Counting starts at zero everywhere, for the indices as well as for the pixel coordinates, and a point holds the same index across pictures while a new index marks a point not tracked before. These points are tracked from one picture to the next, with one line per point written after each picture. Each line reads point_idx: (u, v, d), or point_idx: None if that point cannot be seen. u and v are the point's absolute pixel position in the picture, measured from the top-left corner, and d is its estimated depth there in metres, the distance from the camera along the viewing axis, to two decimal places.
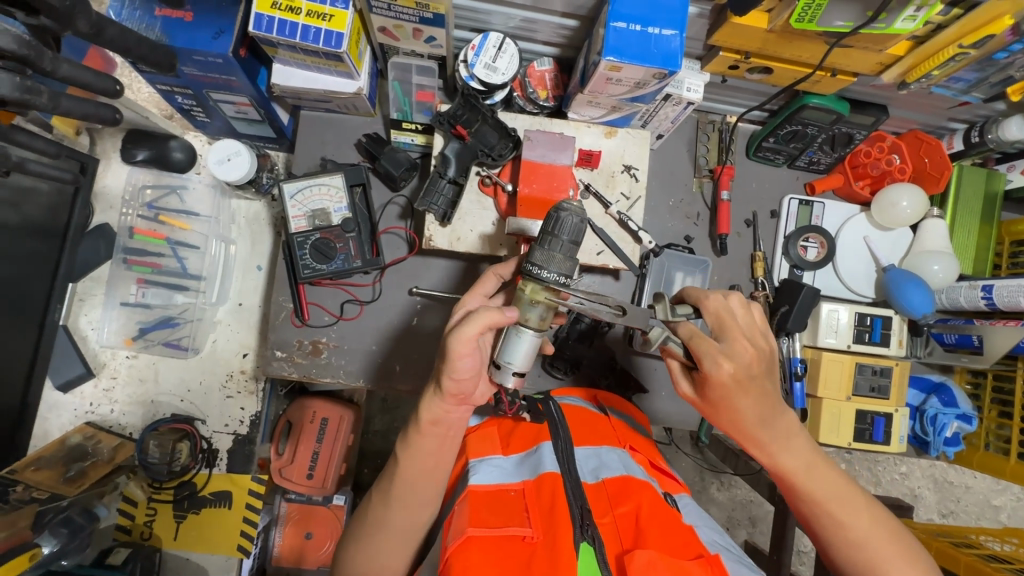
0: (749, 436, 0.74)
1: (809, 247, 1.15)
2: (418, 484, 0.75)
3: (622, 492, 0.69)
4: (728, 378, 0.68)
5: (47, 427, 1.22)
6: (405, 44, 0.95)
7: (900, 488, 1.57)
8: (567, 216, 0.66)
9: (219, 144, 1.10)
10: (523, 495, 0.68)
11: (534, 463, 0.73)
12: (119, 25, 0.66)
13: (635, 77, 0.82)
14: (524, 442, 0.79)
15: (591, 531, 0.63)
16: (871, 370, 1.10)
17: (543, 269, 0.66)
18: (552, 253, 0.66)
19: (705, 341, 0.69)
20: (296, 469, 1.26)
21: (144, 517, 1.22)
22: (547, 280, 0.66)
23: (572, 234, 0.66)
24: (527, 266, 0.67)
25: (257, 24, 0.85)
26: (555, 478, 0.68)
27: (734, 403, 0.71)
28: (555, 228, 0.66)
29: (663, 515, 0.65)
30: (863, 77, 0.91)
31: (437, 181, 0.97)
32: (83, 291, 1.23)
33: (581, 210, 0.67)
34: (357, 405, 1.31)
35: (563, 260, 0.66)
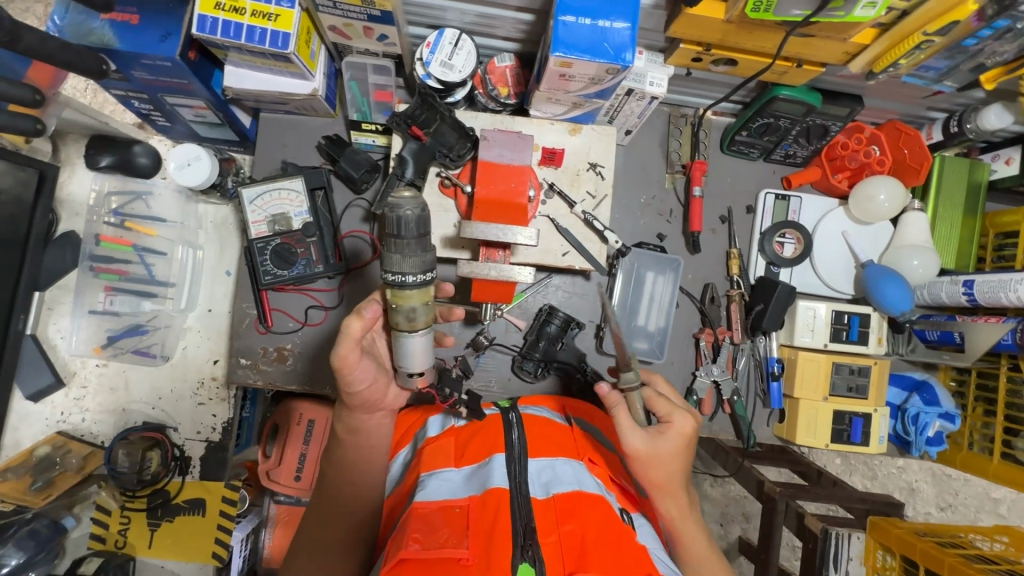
0: (666, 497, 0.73)
1: (785, 243, 1.12)
2: (349, 486, 0.78)
3: (571, 509, 0.66)
4: (683, 433, 0.73)
5: (18, 437, 1.20)
6: (359, 43, 0.92)
7: (895, 483, 1.55)
8: (400, 210, 0.58)
9: (178, 148, 1.09)
10: (468, 512, 0.66)
11: (483, 476, 0.71)
12: (38, 32, 0.63)
13: (588, 73, 0.78)
14: (478, 453, 0.76)
15: (531, 553, 0.62)
16: (849, 370, 1.07)
17: (409, 274, 0.61)
18: (400, 257, 0.60)
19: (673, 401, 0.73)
20: (283, 471, 1.25)
21: (118, 525, 1.21)
22: (416, 282, 0.62)
23: (414, 230, 0.59)
24: (387, 277, 0.62)
25: (200, 26, 0.83)
26: (502, 494, 0.67)
27: (671, 467, 0.71)
28: (397, 232, 0.58)
29: (610, 532, 0.64)
30: (831, 68, 0.87)
31: (396, 183, 0.94)
32: (52, 300, 1.22)
33: (416, 197, 0.58)
34: (339, 407, 1.29)
35: (413, 260, 0.61)
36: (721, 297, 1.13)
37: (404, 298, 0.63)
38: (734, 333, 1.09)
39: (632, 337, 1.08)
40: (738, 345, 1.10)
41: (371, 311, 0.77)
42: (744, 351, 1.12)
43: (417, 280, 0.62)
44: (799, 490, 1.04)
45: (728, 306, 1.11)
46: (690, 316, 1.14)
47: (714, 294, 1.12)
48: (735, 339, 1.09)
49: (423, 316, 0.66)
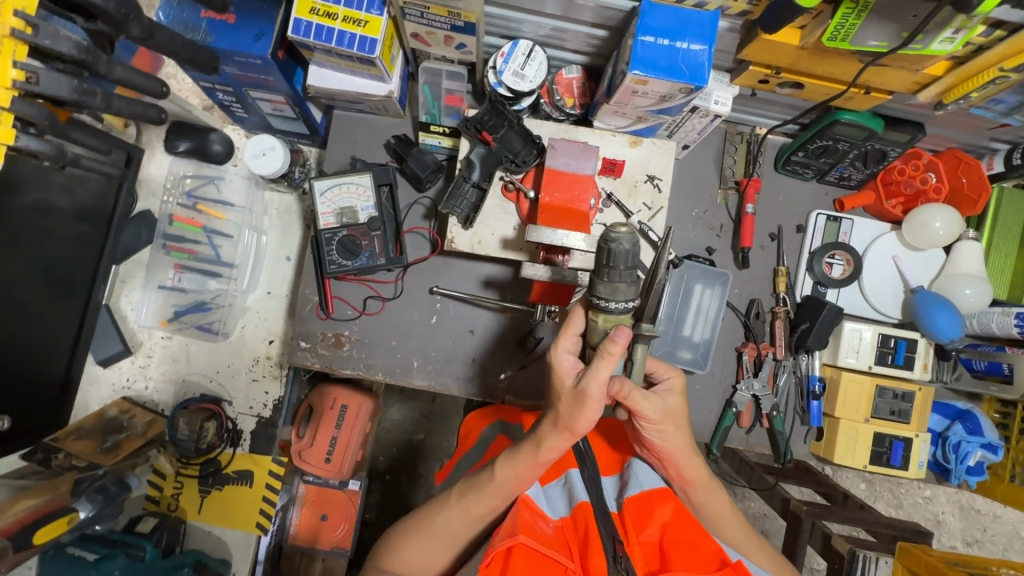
0: (679, 468, 0.78)
1: (834, 264, 1.13)
2: (490, 499, 0.74)
3: (645, 513, 0.71)
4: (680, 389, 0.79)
5: (86, 399, 1.29)
6: (437, 50, 0.97)
7: (923, 513, 1.55)
8: (618, 244, 0.64)
9: (254, 139, 1.15)
10: (561, 529, 0.71)
11: (569, 493, 0.75)
12: (167, 30, 0.69)
13: (661, 91, 0.82)
14: (553, 469, 0.82)
15: (624, 563, 0.66)
16: (892, 394, 1.08)
17: (618, 301, 0.67)
18: (614, 286, 0.66)
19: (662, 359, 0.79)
20: (314, 453, 1.29)
21: (171, 489, 1.28)
22: (621, 307, 0.68)
23: (626, 262, 0.65)
24: (594, 301, 0.69)
25: (295, 28, 0.89)
26: (587, 508, 0.70)
27: (678, 434, 0.76)
28: (609, 261, 0.65)
29: (688, 528, 0.69)
30: (898, 96, 0.88)
31: (461, 185, 0.99)
32: (125, 273, 1.30)
33: (632, 232, 0.64)
34: (372, 395, 1.34)
35: (627, 289, 0.66)
36: (766, 313, 1.15)
37: (611, 321, 0.69)
38: (778, 350, 1.11)
39: (676, 346, 1.11)
40: (781, 362, 1.12)
41: (568, 349, 0.73)
42: (786, 369, 1.13)
43: (623, 307, 0.67)
44: (823, 511, 1.14)
45: (773, 323, 1.13)
46: (734, 329, 1.16)
47: (759, 310, 1.14)
48: (778, 355, 1.11)
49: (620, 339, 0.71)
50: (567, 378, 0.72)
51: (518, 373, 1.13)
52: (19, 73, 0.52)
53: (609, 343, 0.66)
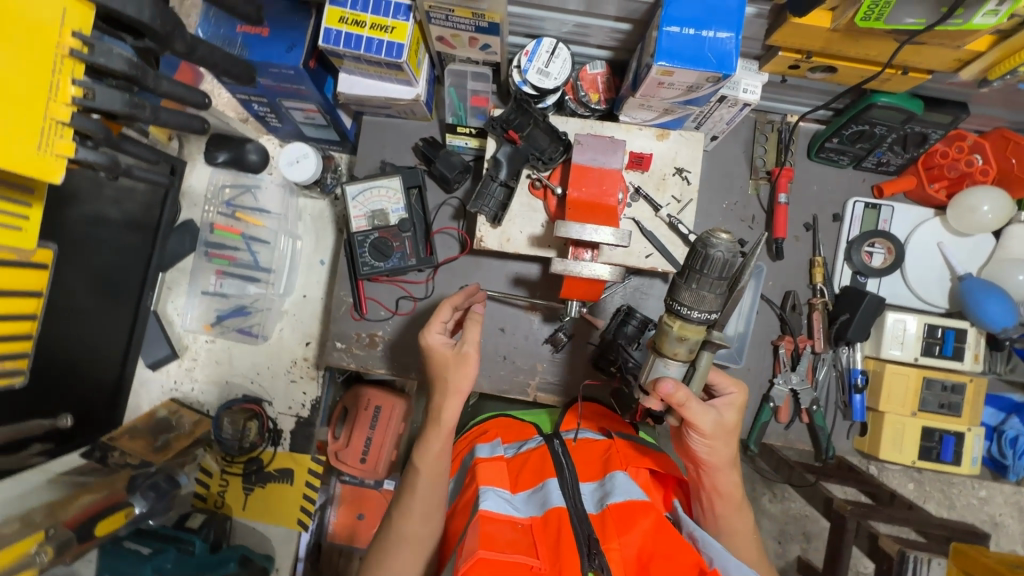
0: (715, 479, 0.82)
1: (874, 252, 1.10)
2: (428, 498, 0.83)
3: (627, 520, 0.73)
4: (740, 406, 0.83)
5: (138, 401, 1.35)
6: (461, 52, 0.99)
7: (980, 515, 1.48)
8: (716, 251, 0.67)
9: (289, 147, 1.19)
10: (531, 529, 0.73)
11: (542, 497, 0.78)
12: (210, 46, 0.72)
13: (688, 81, 0.81)
14: (531, 479, 0.84)
15: (598, 560, 0.69)
16: (941, 387, 1.04)
17: (699, 311, 0.70)
18: (701, 294, 0.69)
19: (727, 374, 0.84)
20: (350, 453, 1.29)
21: (217, 487, 1.33)
22: (700, 318, 0.71)
23: (720, 273, 0.68)
24: (675, 305, 0.72)
25: (325, 38, 0.92)
26: (561, 512, 0.73)
27: (725, 449, 0.80)
28: (702, 266, 0.68)
29: (666, 537, 0.71)
30: (939, 75, 0.85)
31: (489, 184, 1.00)
32: (171, 281, 1.36)
33: (731, 242, 0.67)
34: (406, 396, 1.29)
35: (713, 299, 0.69)
36: (803, 305, 1.12)
37: (686, 330, 0.72)
38: (816, 342, 1.08)
39: None
40: (819, 355, 1.09)
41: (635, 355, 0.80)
42: (826, 362, 1.10)
43: (704, 316, 0.71)
44: (869, 512, 1.15)
45: (811, 315, 1.10)
46: (770, 322, 1.13)
47: (796, 302, 1.11)
48: (817, 348, 1.08)
49: (686, 349, 0.74)
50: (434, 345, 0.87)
51: (549, 369, 1.14)
52: (76, 90, 0.56)
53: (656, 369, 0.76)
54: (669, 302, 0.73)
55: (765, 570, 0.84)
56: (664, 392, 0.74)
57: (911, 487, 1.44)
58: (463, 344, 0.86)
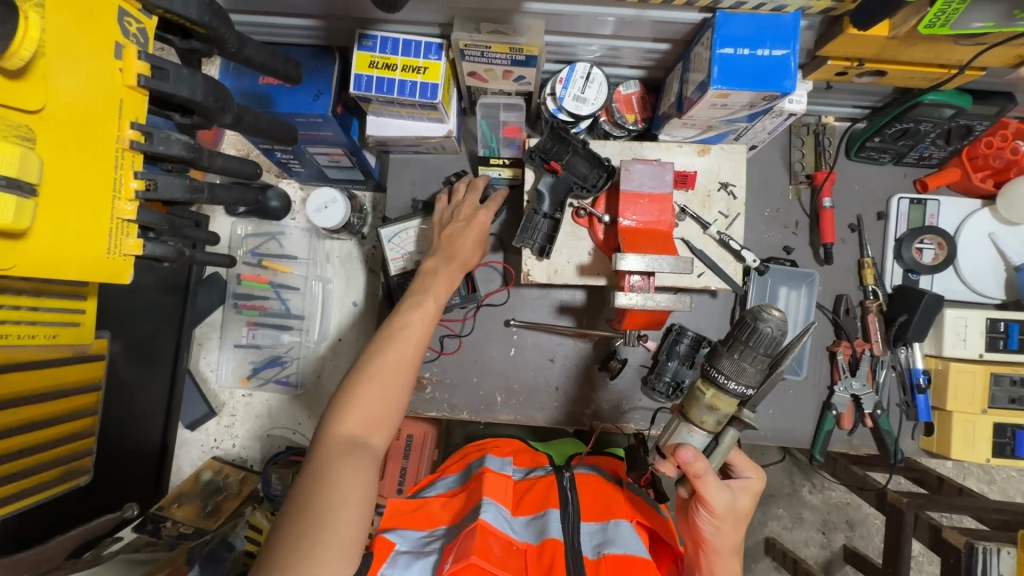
0: (712, 565, 0.77)
1: (925, 249, 1.08)
2: (405, 355, 0.83)
3: (622, 574, 0.72)
4: (755, 493, 0.77)
5: (179, 463, 1.31)
6: (494, 85, 0.96)
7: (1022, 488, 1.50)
8: (766, 326, 0.66)
9: (315, 193, 1.16)
10: (525, 554, 0.77)
11: (541, 527, 0.81)
12: (254, 112, 0.69)
13: (742, 101, 0.78)
14: (533, 505, 0.87)
15: None
16: (1009, 381, 1.01)
17: (736, 383, 0.68)
18: (741, 365, 0.68)
19: (748, 456, 0.78)
20: (386, 485, 1.31)
21: (273, 545, 1.19)
22: (736, 392, 0.69)
23: (766, 348, 0.67)
24: (712, 373, 0.70)
25: (356, 84, 0.89)
26: (557, 546, 0.76)
27: (730, 536, 0.75)
28: (749, 339, 0.67)
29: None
30: (993, 71, 0.83)
31: (532, 218, 0.97)
32: (201, 336, 1.33)
33: (781, 320, 0.66)
34: (436, 421, 1.34)
35: (753, 374, 0.67)
36: (856, 308, 1.10)
37: (717, 400, 0.70)
38: (875, 345, 1.06)
39: None
40: (878, 358, 1.07)
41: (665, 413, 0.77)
42: (886, 364, 1.08)
43: (741, 390, 0.68)
44: (924, 502, 1.14)
45: (865, 318, 1.08)
46: (823, 328, 1.11)
47: (848, 306, 1.09)
48: (876, 352, 1.06)
49: (714, 421, 0.71)
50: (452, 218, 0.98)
51: (604, 395, 1.12)
52: (139, 183, 0.55)
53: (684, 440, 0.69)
54: (706, 369, 0.71)
55: None
56: (680, 459, 0.69)
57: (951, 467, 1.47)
58: (456, 254, 0.95)
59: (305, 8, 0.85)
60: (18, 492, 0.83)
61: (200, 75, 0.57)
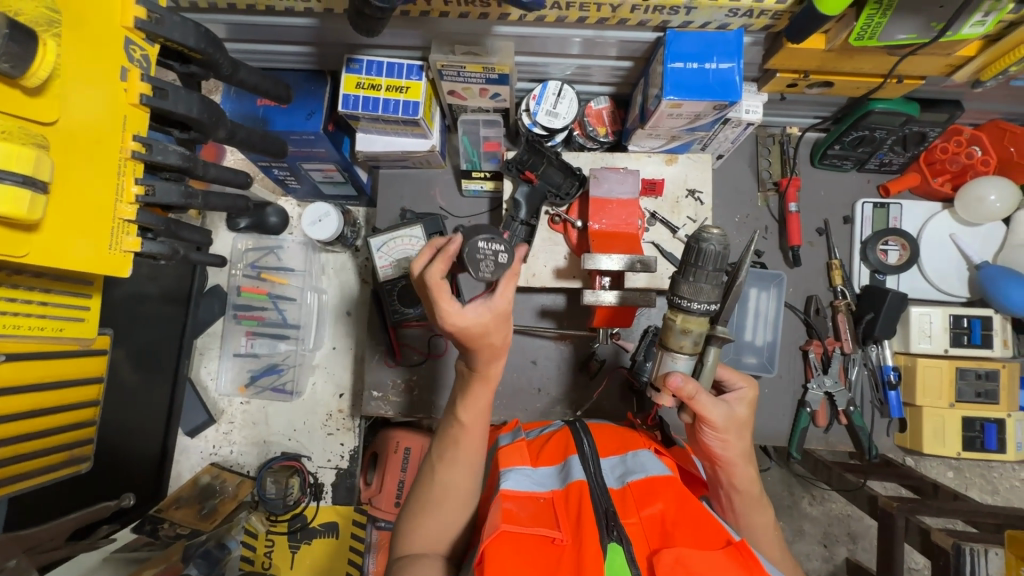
0: (731, 472, 0.79)
1: (889, 250, 1.12)
2: (464, 465, 0.80)
3: (648, 494, 0.73)
4: (751, 402, 0.79)
5: (179, 469, 1.36)
6: (472, 102, 1.04)
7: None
8: (708, 245, 0.69)
9: (310, 207, 1.23)
10: (552, 503, 0.74)
11: (564, 473, 0.78)
12: (245, 128, 0.76)
13: (696, 110, 0.85)
14: (553, 455, 0.84)
15: (617, 532, 0.69)
16: (975, 375, 1.05)
17: (699, 303, 0.71)
18: (697, 287, 0.70)
19: (737, 369, 0.81)
20: (384, 497, 1.34)
21: (263, 548, 1.33)
22: (701, 311, 0.72)
23: (715, 263, 0.70)
24: (675, 299, 0.73)
25: (344, 103, 0.96)
26: (581, 486, 0.73)
27: (740, 444, 0.77)
28: (696, 261, 0.70)
29: (689, 509, 0.71)
30: (932, 80, 0.89)
31: (510, 224, 1.03)
32: (202, 346, 1.39)
33: (722, 235, 0.69)
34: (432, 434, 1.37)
35: (710, 290, 0.71)
36: (826, 308, 1.14)
37: (687, 323, 0.73)
38: (845, 344, 1.09)
39: (740, 352, 1.11)
40: (849, 355, 1.10)
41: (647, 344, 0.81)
42: (857, 362, 1.11)
43: (704, 308, 0.71)
44: (916, 507, 1.16)
45: (835, 317, 1.12)
46: (796, 328, 1.15)
47: (818, 306, 1.14)
48: (846, 349, 1.09)
49: (690, 343, 0.74)
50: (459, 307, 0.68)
51: (587, 395, 1.16)
52: (139, 188, 0.62)
53: None
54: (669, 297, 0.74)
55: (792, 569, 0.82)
56: (669, 386, 0.72)
57: (950, 474, 1.47)
58: (491, 302, 0.69)
59: (297, 36, 0.94)
60: (27, 472, 0.87)
61: (195, 93, 0.64)
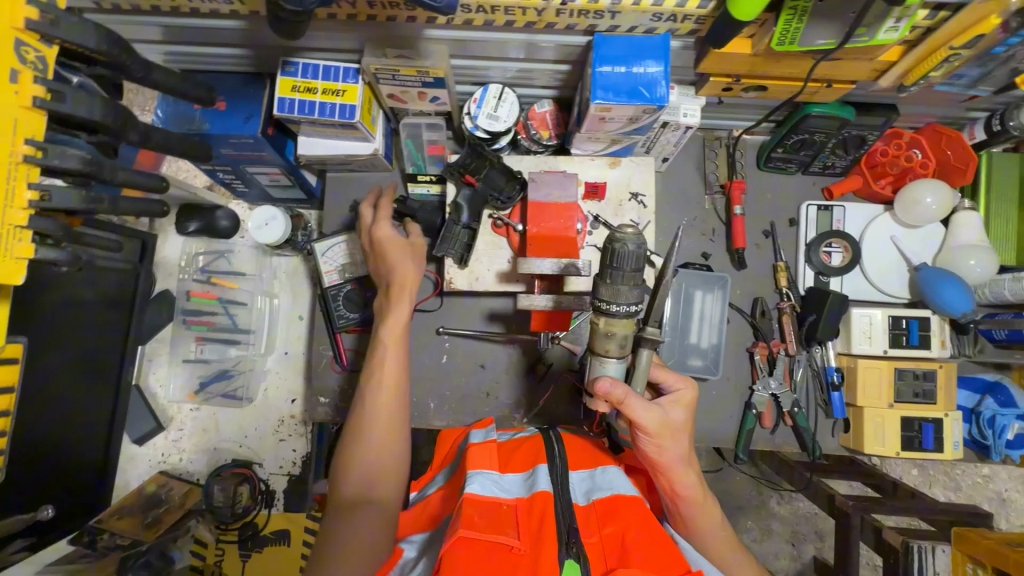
0: (672, 478, 0.78)
1: (832, 252, 1.14)
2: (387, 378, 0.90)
3: (612, 513, 0.73)
4: (687, 402, 0.79)
5: (126, 478, 1.33)
6: (413, 106, 1.03)
7: (985, 492, 1.50)
8: (623, 245, 0.66)
9: (257, 211, 1.21)
10: (515, 510, 0.72)
11: (531, 481, 0.77)
12: (163, 131, 0.74)
13: (627, 114, 0.85)
14: (523, 463, 0.82)
15: (576, 549, 0.67)
16: (913, 375, 1.06)
17: (620, 304, 0.68)
18: (616, 289, 0.68)
19: (673, 369, 0.80)
20: None
21: (214, 557, 1.30)
22: (625, 313, 0.69)
23: (633, 264, 0.67)
24: (596, 302, 0.70)
25: (281, 107, 0.95)
26: (547, 497, 0.72)
27: (676, 448, 0.77)
28: (613, 262, 0.67)
29: (651, 529, 0.70)
30: (862, 84, 0.90)
31: (452, 228, 1.02)
32: (151, 352, 1.37)
33: (637, 235, 0.66)
34: (405, 438, 1.38)
35: (629, 292, 0.68)
36: (772, 310, 1.15)
37: (612, 326, 0.70)
38: (790, 347, 1.10)
39: (686, 354, 1.11)
40: (794, 357, 1.11)
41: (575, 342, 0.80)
42: (801, 363, 1.12)
43: (626, 310, 0.69)
44: (870, 504, 1.16)
45: (780, 319, 1.12)
46: (743, 330, 1.16)
47: (765, 308, 1.14)
48: (791, 352, 1.10)
49: (616, 345, 0.72)
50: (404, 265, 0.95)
51: (537, 399, 1.15)
52: (34, 194, 0.60)
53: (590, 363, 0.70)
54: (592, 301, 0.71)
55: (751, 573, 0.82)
56: (600, 391, 0.71)
57: (913, 472, 1.47)
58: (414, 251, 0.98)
59: (228, 38, 0.92)
60: None
61: (97, 96, 0.62)
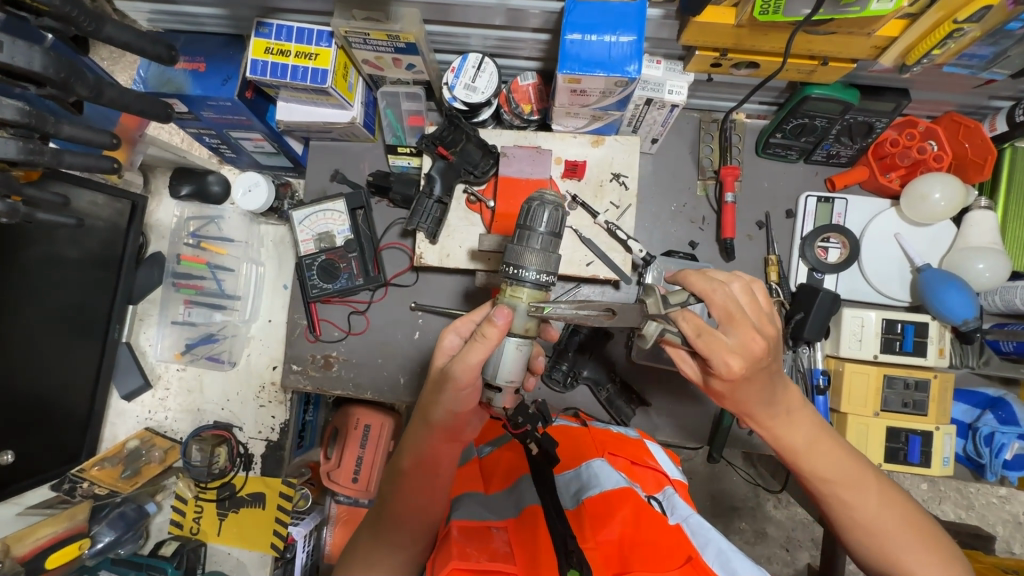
0: (754, 416, 0.72)
1: (829, 248, 1.07)
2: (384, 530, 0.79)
3: (604, 514, 0.72)
4: (755, 351, 0.64)
5: (115, 431, 1.38)
6: (391, 73, 1.01)
7: (1000, 515, 1.39)
8: (540, 208, 0.66)
9: (242, 176, 1.21)
10: (507, 531, 0.71)
11: (517, 498, 0.78)
12: (117, 86, 0.74)
13: (598, 87, 0.81)
14: (504, 479, 0.84)
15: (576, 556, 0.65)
16: (904, 384, 0.99)
17: (530, 270, 0.66)
18: (545, 254, 0.66)
19: (726, 304, 0.65)
20: (341, 473, 1.36)
21: (193, 513, 1.35)
22: (536, 280, 0.66)
23: (551, 226, 0.66)
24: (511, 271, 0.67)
25: (253, 69, 0.94)
26: (536, 511, 0.72)
27: (747, 393, 0.68)
28: (533, 223, 0.66)
29: (646, 525, 0.69)
30: (863, 64, 0.83)
31: (424, 201, 1.00)
32: (142, 312, 1.40)
33: (555, 200, 0.67)
34: (394, 413, 1.38)
35: (550, 259, 0.67)
36: None
37: (515, 294, 0.67)
38: None
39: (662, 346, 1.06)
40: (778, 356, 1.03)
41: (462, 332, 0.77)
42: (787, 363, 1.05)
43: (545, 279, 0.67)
44: None
45: None
46: None
47: None
48: None
49: (520, 320, 0.67)
50: (442, 357, 0.77)
51: None
52: None
53: (489, 324, 0.64)
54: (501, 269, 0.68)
55: (883, 504, 0.72)
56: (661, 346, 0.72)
57: (923, 487, 1.36)
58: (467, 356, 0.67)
59: None
60: None
61: (37, 49, 0.61)
